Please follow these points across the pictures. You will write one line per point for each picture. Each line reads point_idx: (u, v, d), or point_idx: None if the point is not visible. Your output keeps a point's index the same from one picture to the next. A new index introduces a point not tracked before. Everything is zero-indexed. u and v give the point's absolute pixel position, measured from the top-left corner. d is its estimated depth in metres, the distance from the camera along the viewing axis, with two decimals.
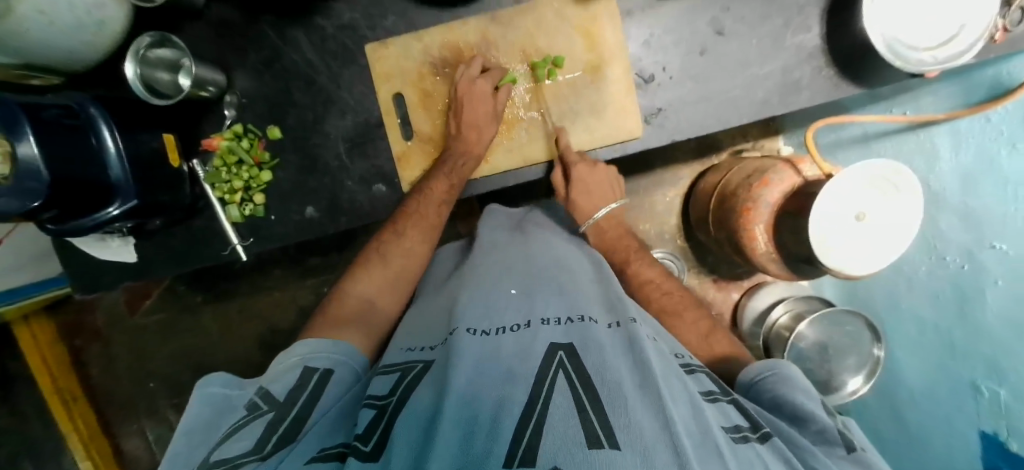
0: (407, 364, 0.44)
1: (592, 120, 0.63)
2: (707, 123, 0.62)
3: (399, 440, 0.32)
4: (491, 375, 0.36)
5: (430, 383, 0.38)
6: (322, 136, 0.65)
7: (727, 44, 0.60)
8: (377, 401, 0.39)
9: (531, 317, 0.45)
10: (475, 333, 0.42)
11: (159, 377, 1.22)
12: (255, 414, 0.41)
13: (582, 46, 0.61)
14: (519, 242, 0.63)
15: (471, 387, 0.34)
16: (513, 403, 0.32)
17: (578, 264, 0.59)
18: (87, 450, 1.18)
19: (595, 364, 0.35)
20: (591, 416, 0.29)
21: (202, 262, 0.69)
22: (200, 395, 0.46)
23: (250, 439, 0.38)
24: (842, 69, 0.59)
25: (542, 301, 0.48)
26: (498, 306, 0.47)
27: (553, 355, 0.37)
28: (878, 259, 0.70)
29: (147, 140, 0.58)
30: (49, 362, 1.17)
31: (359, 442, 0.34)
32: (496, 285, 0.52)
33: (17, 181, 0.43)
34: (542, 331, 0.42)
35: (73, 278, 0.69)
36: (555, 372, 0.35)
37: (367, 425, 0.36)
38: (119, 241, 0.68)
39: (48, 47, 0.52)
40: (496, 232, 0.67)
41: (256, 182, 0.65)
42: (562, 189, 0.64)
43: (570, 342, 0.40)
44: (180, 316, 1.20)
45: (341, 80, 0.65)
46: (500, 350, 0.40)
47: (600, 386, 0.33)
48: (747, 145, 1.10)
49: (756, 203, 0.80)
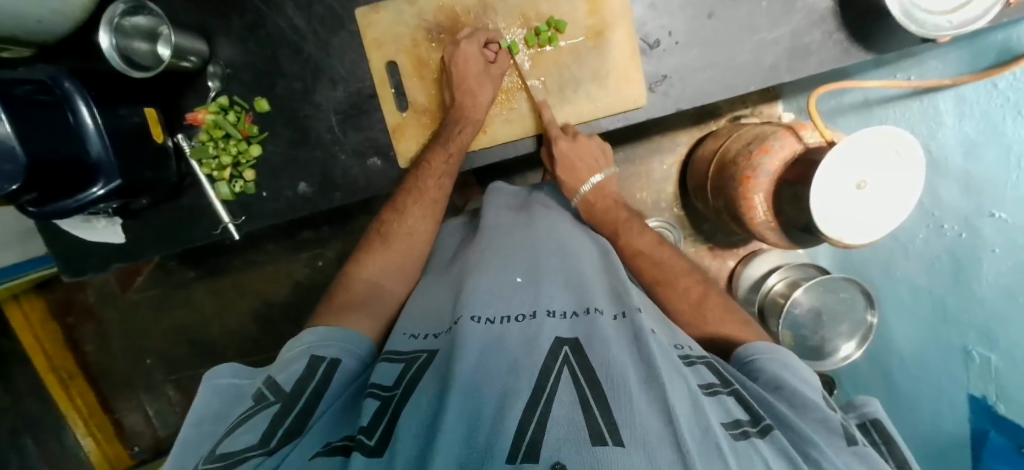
0: (412, 355, 0.44)
1: (594, 88, 0.60)
2: (713, 90, 0.60)
3: (404, 429, 0.32)
4: (496, 366, 0.35)
5: (434, 374, 0.38)
6: (313, 107, 0.63)
7: (736, 6, 0.58)
8: (382, 392, 0.38)
9: (536, 307, 0.45)
10: (479, 321, 0.42)
11: (156, 355, 1.22)
12: (262, 405, 0.40)
13: (585, 11, 0.58)
14: (522, 226, 0.61)
15: (475, 380, 0.34)
16: (518, 391, 0.32)
17: (584, 250, 0.58)
18: (87, 426, 1.19)
19: (600, 360, 0.35)
20: (595, 412, 0.29)
21: (191, 242, 0.67)
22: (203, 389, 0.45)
23: (256, 431, 0.37)
24: (853, 34, 0.57)
25: (546, 292, 0.48)
26: (503, 295, 0.47)
27: (558, 350, 0.37)
28: (873, 229, 0.70)
29: (128, 114, 0.55)
30: (43, 342, 1.16)
31: (364, 436, 0.33)
32: (501, 271, 0.51)
33: None
34: (548, 325, 0.41)
35: (58, 258, 0.67)
36: (559, 369, 0.35)
37: (372, 418, 0.35)
38: (105, 221, 0.66)
39: (15, 17, 0.48)
40: (501, 212, 0.65)
41: (246, 157, 0.63)
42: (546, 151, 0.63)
43: (575, 337, 0.39)
44: (173, 292, 1.19)
45: (331, 47, 0.61)
46: (505, 340, 0.39)
47: (605, 381, 0.33)
48: (746, 112, 1.08)
49: (756, 171, 0.79)
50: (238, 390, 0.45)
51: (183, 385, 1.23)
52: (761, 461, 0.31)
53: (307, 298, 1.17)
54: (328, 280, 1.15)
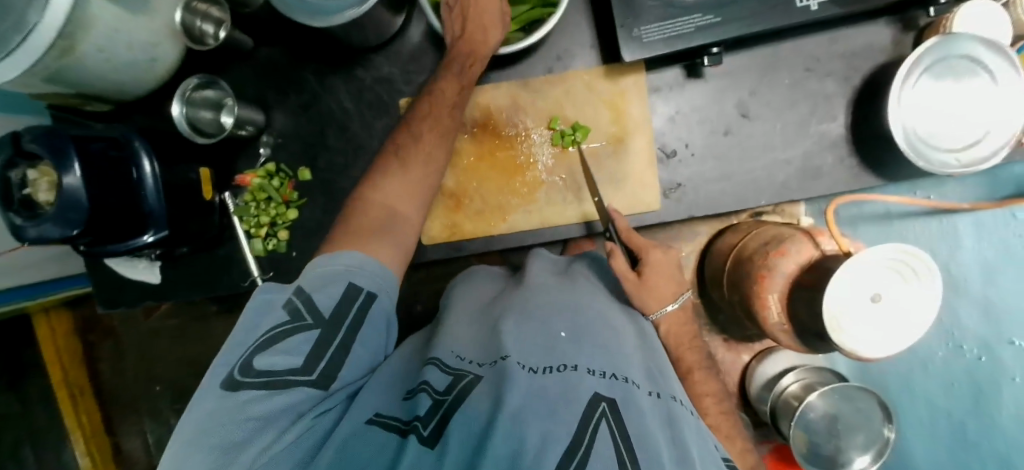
0: (458, 371, 0.43)
1: (611, 190, 0.63)
2: (727, 201, 0.62)
3: (456, 430, 0.34)
4: (537, 410, 0.34)
5: (479, 399, 0.37)
6: (351, 180, 0.68)
7: (752, 127, 0.62)
8: (435, 394, 0.39)
9: (577, 362, 0.42)
10: (524, 368, 0.39)
11: (165, 382, 1.24)
12: (301, 325, 0.41)
13: (608, 118, 0.62)
14: (565, 289, 0.56)
15: (520, 413, 0.34)
16: (556, 441, 0.32)
17: (620, 322, 0.54)
18: (87, 445, 1.21)
19: (636, 429, 0.35)
20: None
21: (221, 290, 0.72)
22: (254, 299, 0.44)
23: (300, 355, 0.40)
24: (862, 159, 0.61)
25: (589, 352, 0.44)
26: (544, 346, 0.44)
27: (595, 405, 0.36)
28: (887, 345, 0.70)
29: (185, 170, 0.61)
30: (62, 354, 1.20)
31: (421, 424, 0.36)
32: (544, 322, 0.48)
33: (60, 210, 0.46)
34: (587, 379, 0.39)
35: (99, 290, 0.72)
36: (597, 421, 0.34)
37: (428, 410, 0.37)
38: (145, 264, 0.71)
39: (102, 78, 0.56)
40: (541, 264, 0.63)
41: (283, 219, 0.68)
42: (631, 276, 0.58)
43: (613, 397, 0.38)
44: (192, 322, 1.21)
45: (375, 130, 0.67)
46: (548, 390, 0.37)
47: (639, 451, 0.33)
48: (767, 210, 1.09)
49: (771, 271, 0.80)
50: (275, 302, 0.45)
51: None
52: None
53: None
54: None
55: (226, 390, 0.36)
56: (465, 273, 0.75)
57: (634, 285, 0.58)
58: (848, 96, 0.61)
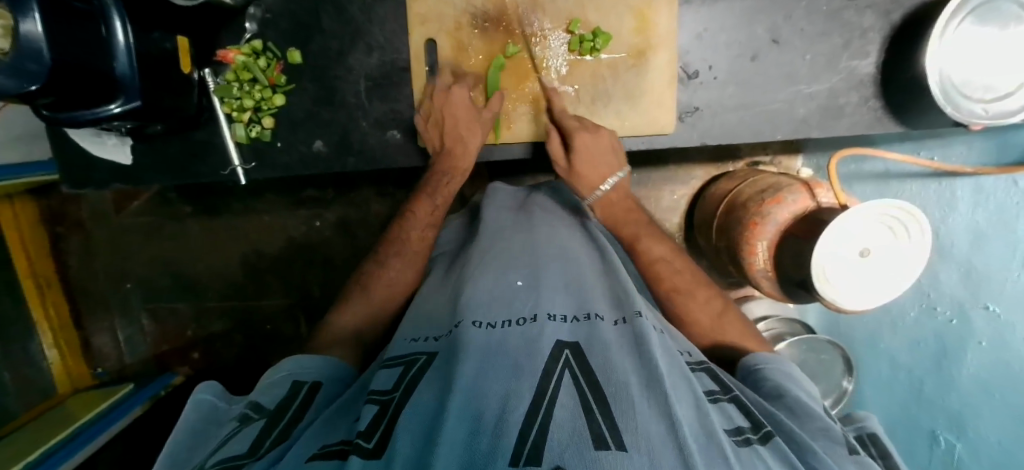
0: (409, 358, 0.39)
1: (625, 106, 0.60)
2: (741, 132, 0.60)
3: (405, 427, 0.28)
4: (497, 371, 0.31)
5: (434, 378, 0.33)
6: (344, 69, 0.62)
7: (780, 54, 0.58)
8: (381, 396, 0.34)
9: (537, 309, 0.39)
10: (480, 326, 0.37)
11: (136, 280, 1.22)
12: (246, 424, 0.38)
13: (632, 28, 0.58)
14: (523, 229, 0.54)
15: (481, 376, 0.30)
16: (519, 397, 0.28)
17: (576, 246, 0.52)
18: (54, 337, 1.17)
19: (602, 363, 0.32)
20: (598, 416, 0.27)
21: (201, 179, 0.67)
22: (194, 400, 0.44)
23: (246, 440, 0.35)
24: (887, 102, 0.58)
25: (550, 296, 0.42)
26: (503, 299, 0.41)
27: (559, 352, 0.33)
28: (866, 297, 0.70)
29: (159, 40, 0.52)
30: (26, 243, 1.13)
31: (363, 439, 0.29)
32: (501, 274, 0.45)
33: (17, 61, 0.39)
34: (549, 328, 0.36)
35: (65, 169, 0.67)
36: (561, 372, 0.31)
37: (370, 423, 0.31)
38: (115, 141, 0.65)
39: None
40: (500, 214, 0.58)
41: (268, 104, 0.62)
42: (560, 162, 0.59)
43: (576, 341, 0.35)
44: (166, 222, 1.18)
45: (372, 16, 0.61)
46: (505, 345, 0.34)
47: (606, 385, 0.30)
48: (764, 159, 1.08)
49: (764, 219, 0.80)
50: (220, 413, 0.43)
51: (157, 315, 1.23)
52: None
53: (297, 256, 1.17)
54: (322, 242, 1.16)
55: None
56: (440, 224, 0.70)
57: (564, 173, 0.60)
58: (884, 33, 0.57)
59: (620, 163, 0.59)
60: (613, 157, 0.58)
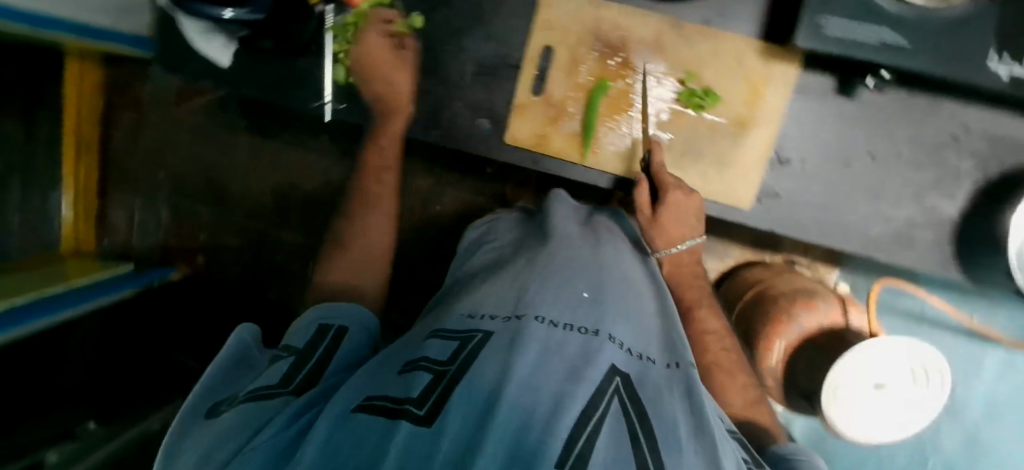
0: (466, 334, 0.37)
1: (710, 169, 0.61)
2: (812, 230, 0.60)
3: (457, 405, 0.27)
4: (555, 370, 0.31)
5: (494, 353, 0.33)
6: (457, 47, 0.64)
7: (872, 170, 0.58)
8: (436, 366, 0.33)
9: (600, 326, 0.38)
10: (543, 322, 0.36)
11: (170, 173, 1.23)
12: (278, 358, 0.42)
13: (742, 98, 0.59)
14: (590, 243, 0.53)
15: (538, 374, 0.30)
16: (573, 401, 0.28)
17: (637, 276, 0.52)
18: (76, 198, 1.20)
19: (652, 403, 0.32)
20: (644, 449, 0.27)
21: (285, 103, 0.68)
22: (234, 338, 0.48)
23: (277, 374, 0.40)
24: (960, 249, 0.59)
25: (614, 315, 0.41)
26: (567, 302, 0.40)
27: (611, 378, 0.32)
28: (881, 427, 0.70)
29: None
30: (81, 107, 1.16)
31: (414, 404, 0.28)
32: (568, 279, 0.44)
33: None
34: (608, 346, 0.35)
35: (162, 52, 0.69)
36: (611, 397, 0.30)
37: (422, 389, 0.30)
38: (220, 44, 0.66)
39: None
40: (568, 224, 0.58)
41: (376, 57, 0.64)
42: (645, 210, 0.59)
43: (629, 371, 0.34)
44: (219, 129, 1.20)
45: (502, 7, 0.62)
46: (566, 347, 0.34)
47: (655, 421, 0.30)
48: (802, 260, 1.08)
49: (790, 320, 0.79)
50: (251, 355, 0.48)
51: (178, 212, 1.24)
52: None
53: (330, 201, 1.19)
54: None
55: (206, 419, 0.37)
56: (485, 218, 0.72)
57: (645, 222, 0.59)
58: (977, 183, 0.57)
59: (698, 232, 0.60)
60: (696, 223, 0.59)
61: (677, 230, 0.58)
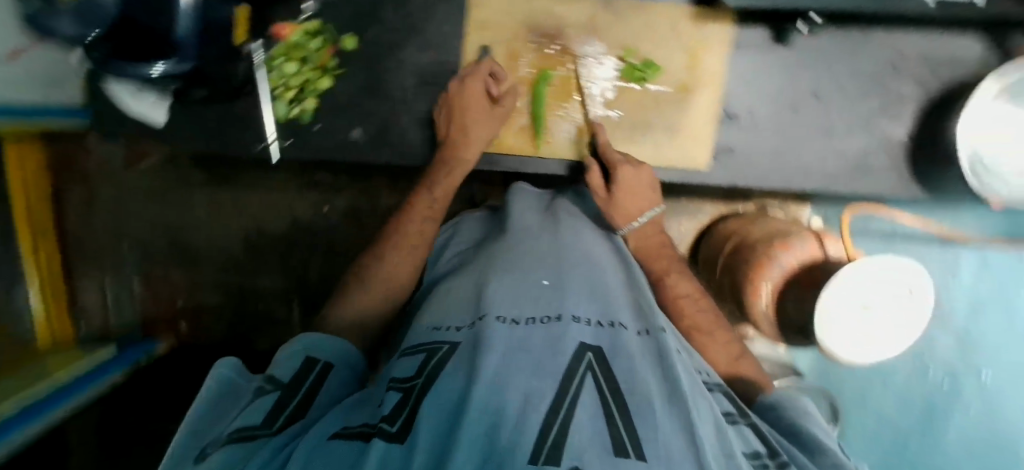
0: (432, 346, 0.38)
1: (664, 138, 0.62)
2: (773, 178, 0.61)
3: (427, 415, 0.29)
4: (519, 367, 0.32)
5: (460, 360, 0.34)
6: (395, 62, 0.63)
7: (819, 109, 0.60)
8: (402, 384, 0.35)
9: (561, 310, 0.39)
10: (505, 322, 0.37)
11: (134, 242, 1.20)
12: (259, 395, 0.38)
13: (683, 64, 0.60)
14: (548, 230, 0.54)
15: (504, 371, 0.31)
16: (540, 398, 0.29)
17: (601, 251, 0.53)
18: (41, 289, 1.14)
19: (626, 373, 0.33)
20: (618, 422, 0.29)
21: (229, 149, 0.67)
22: (212, 377, 0.40)
23: (258, 414, 0.35)
24: (915, 169, 0.60)
25: (574, 296, 0.42)
26: (526, 296, 0.42)
27: (582, 354, 0.34)
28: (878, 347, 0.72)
29: (219, 8, 0.52)
30: (27, 188, 1.08)
31: (387, 423, 0.30)
32: (526, 272, 0.46)
33: None
34: (572, 329, 0.37)
35: (96, 121, 0.67)
36: (583, 375, 0.32)
37: (393, 408, 0.32)
38: (154, 100, 0.63)
39: None
40: (527, 213, 0.59)
41: (313, 87, 0.64)
42: (601, 193, 0.59)
43: (598, 345, 0.36)
44: (174, 187, 1.17)
45: (432, 15, 0.62)
46: (529, 342, 0.35)
47: (629, 396, 0.31)
48: (775, 205, 1.10)
49: (771, 261, 0.80)
50: (237, 385, 0.41)
51: (149, 280, 1.21)
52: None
53: (303, 238, 1.17)
54: (330, 227, 1.16)
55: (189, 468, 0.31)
56: (448, 220, 0.71)
57: (603, 203, 0.59)
58: (921, 104, 0.59)
59: (656, 201, 0.59)
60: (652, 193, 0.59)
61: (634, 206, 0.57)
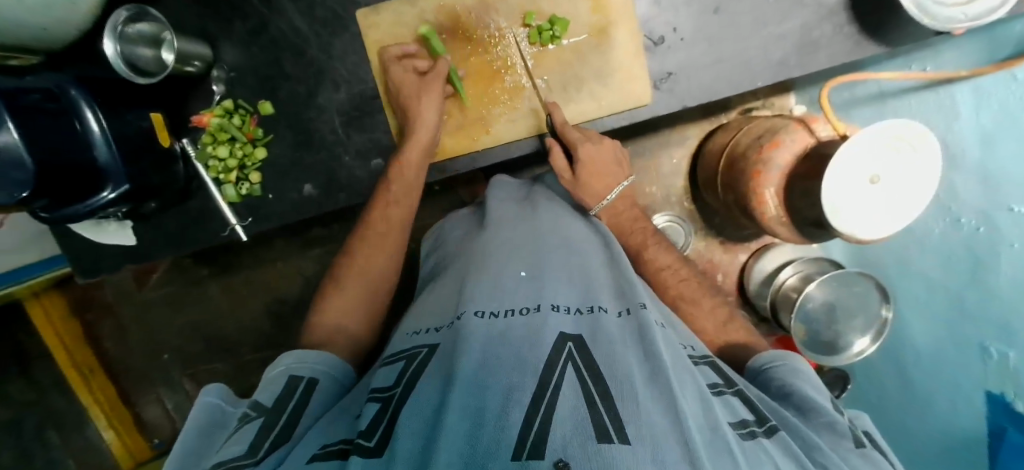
0: (413, 351, 0.39)
1: (598, 87, 0.59)
2: (720, 87, 0.59)
3: (406, 425, 0.28)
4: (500, 361, 0.30)
5: (435, 371, 0.33)
6: (317, 109, 0.63)
7: (742, 2, 0.56)
8: (382, 394, 0.35)
9: (540, 300, 0.38)
10: (483, 317, 0.36)
11: (173, 351, 1.23)
12: (245, 423, 0.39)
13: (587, 8, 0.57)
14: (524, 219, 0.53)
15: (485, 369, 0.30)
16: (522, 392, 0.27)
17: (579, 234, 0.52)
18: (108, 419, 1.21)
19: (606, 357, 0.31)
20: (601, 409, 0.26)
21: (198, 244, 0.68)
22: (198, 404, 0.44)
23: (244, 443, 0.36)
24: (863, 25, 0.56)
25: (553, 286, 0.41)
26: (505, 289, 0.41)
27: (562, 345, 0.32)
28: (897, 213, 0.63)
29: (134, 120, 0.54)
30: (62, 335, 1.17)
31: (363, 438, 0.30)
32: (503, 266, 0.44)
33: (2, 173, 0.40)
34: (551, 319, 0.36)
35: (74, 262, 0.68)
36: (564, 364, 0.30)
37: (370, 422, 0.31)
38: (115, 225, 0.67)
39: (43, 30, 0.49)
40: (504, 205, 0.58)
41: (251, 160, 0.64)
42: (565, 175, 0.58)
43: (580, 333, 0.35)
44: (187, 290, 1.20)
45: (333, 52, 0.61)
46: (509, 336, 0.34)
47: (610, 379, 0.29)
48: (757, 104, 1.04)
49: (767, 165, 0.73)
50: (226, 413, 0.44)
51: (198, 379, 1.23)
52: (771, 463, 0.28)
53: (314, 296, 1.17)
54: None
55: None
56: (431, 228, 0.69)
57: (570, 185, 0.58)
58: None
59: (625, 173, 0.59)
60: (617, 168, 0.58)
61: (600, 182, 0.57)
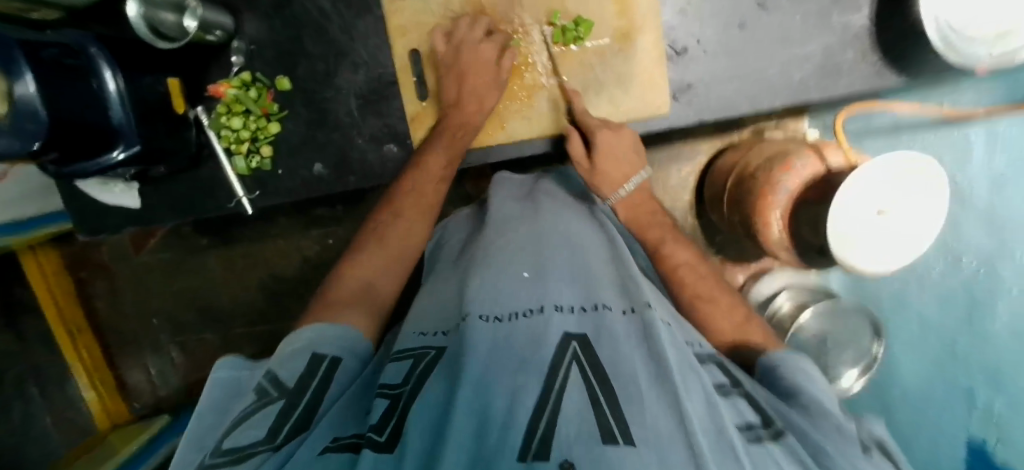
0: (419, 351, 0.38)
1: (617, 91, 0.60)
2: (738, 103, 0.59)
3: (415, 422, 0.28)
4: (504, 364, 0.30)
5: (440, 373, 0.32)
6: (333, 89, 0.63)
7: (767, 20, 0.57)
8: (390, 391, 0.34)
9: (543, 301, 0.38)
10: (488, 321, 0.35)
11: (162, 316, 1.22)
12: (265, 402, 0.37)
13: (615, 11, 0.57)
14: (527, 218, 0.53)
15: (489, 370, 0.29)
16: (525, 394, 0.27)
17: (586, 234, 0.51)
18: (91, 379, 1.20)
19: (611, 357, 0.30)
20: (605, 408, 0.26)
21: (205, 213, 0.68)
22: (212, 381, 0.43)
23: (263, 427, 0.34)
24: (885, 55, 0.56)
25: (559, 286, 0.40)
26: (510, 288, 0.40)
27: (566, 345, 0.32)
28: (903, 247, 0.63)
29: (152, 83, 0.54)
30: (54, 292, 1.17)
31: (375, 432, 0.29)
32: (505, 266, 0.43)
33: (16, 122, 0.39)
34: (556, 321, 0.35)
35: (76, 218, 0.68)
36: (567, 367, 0.29)
37: (381, 417, 0.31)
38: (122, 186, 0.66)
39: None
40: (506, 203, 0.57)
41: (264, 134, 0.64)
42: (582, 164, 0.58)
43: (583, 333, 0.34)
44: (187, 258, 1.19)
45: (355, 34, 0.61)
46: (512, 339, 0.33)
47: (614, 380, 0.28)
48: (770, 125, 1.05)
49: (774, 188, 0.72)
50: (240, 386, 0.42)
51: (187, 348, 1.23)
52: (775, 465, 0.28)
53: (313, 275, 1.16)
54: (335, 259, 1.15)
55: None
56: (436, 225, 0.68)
57: (587, 174, 0.58)
58: None
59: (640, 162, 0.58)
60: (635, 155, 0.57)
61: (615, 166, 0.56)
